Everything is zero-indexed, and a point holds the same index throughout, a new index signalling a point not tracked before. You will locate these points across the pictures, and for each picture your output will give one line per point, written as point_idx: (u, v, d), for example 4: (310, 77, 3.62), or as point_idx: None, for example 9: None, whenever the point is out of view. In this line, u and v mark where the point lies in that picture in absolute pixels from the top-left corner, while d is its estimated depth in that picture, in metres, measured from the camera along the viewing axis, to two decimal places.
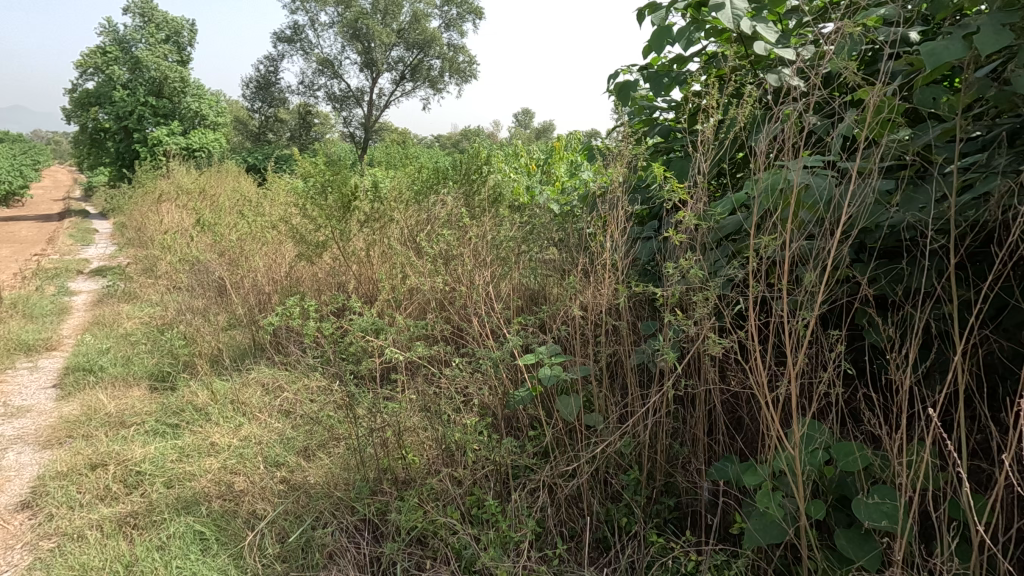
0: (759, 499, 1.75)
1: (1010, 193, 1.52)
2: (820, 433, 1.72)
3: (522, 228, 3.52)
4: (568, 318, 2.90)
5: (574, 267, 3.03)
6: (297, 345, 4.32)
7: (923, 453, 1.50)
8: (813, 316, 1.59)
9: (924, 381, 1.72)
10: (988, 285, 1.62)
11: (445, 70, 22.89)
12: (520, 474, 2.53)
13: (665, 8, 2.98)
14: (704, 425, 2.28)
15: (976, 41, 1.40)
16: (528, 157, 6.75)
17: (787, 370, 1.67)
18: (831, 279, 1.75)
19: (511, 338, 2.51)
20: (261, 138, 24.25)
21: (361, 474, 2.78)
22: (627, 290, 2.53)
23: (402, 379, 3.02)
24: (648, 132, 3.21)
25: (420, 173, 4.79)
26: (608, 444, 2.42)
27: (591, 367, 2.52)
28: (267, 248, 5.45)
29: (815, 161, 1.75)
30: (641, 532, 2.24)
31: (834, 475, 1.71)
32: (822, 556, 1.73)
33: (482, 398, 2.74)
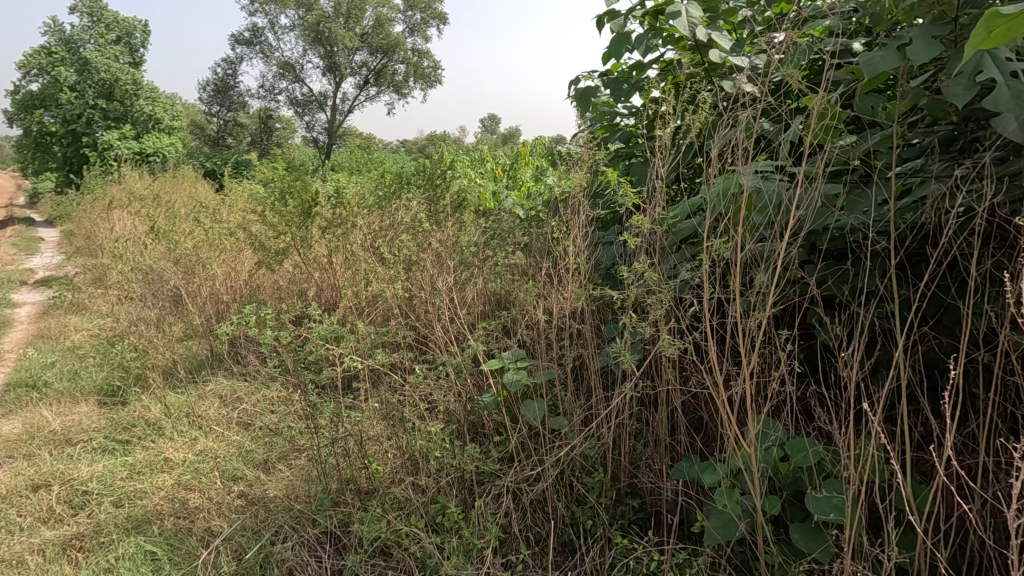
0: (718, 497, 1.79)
1: (945, 196, 1.59)
2: (775, 431, 1.77)
3: (486, 233, 3.53)
4: (532, 322, 2.92)
5: (538, 272, 3.05)
6: (256, 354, 4.20)
7: (871, 447, 1.56)
8: (766, 316, 1.64)
9: (871, 378, 1.79)
10: (925, 284, 1.70)
11: (410, 75, 22.80)
12: (486, 480, 2.52)
13: (624, 16, 3.07)
14: (666, 425, 2.32)
15: (910, 52, 1.47)
16: (492, 163, 6.76)
17: (743, 369, 1.72)
18: (783, 280, 1.81)
19: (473, 345, 2.57)
20: (220, 143, 23.60)
21: (322, 486, 2.72)
22: (590, 293, 2.56)
23: (365, 388, 2.98)
24: (608, 138, 3.26)
25: (383, 177, 4.75)
26: (573, 446, 2.44)
27: (556, 370, 2.55)
28: (225, 256, 5.30)
29: (765, 166, 1.81)
30: (606, 534, 2.26)
31: (788, 472, 1.76)
32: (779, 551, 1.77)
33: (447, 405, 2.72)
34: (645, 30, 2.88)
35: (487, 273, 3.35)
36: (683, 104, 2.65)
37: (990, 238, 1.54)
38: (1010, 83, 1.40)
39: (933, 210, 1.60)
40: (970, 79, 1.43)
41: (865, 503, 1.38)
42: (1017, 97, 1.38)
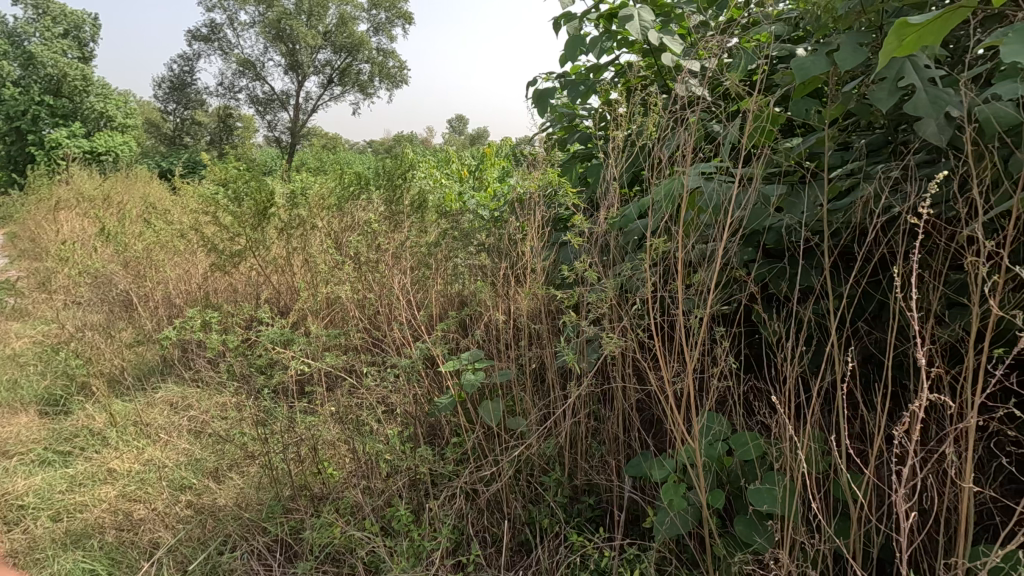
0: (665, 492, 1.82)
1: (875, 197, 1.66)
2: (719, 426, 1.81)
3: (446, 234, 3.52)
4: (490, 322, 2.92)
5: (496, 272, 3.06)
6: (209, 359, 4.08)
7: (807, 439, 1.61)
8: (707, 313, 1.68)
9: (810, 372, 1.84)
10: (857, 282, 1.77)
11: (375, 74, 22.55)
12: (442, 482, 2.51)
13: (579, 18, 3.14)
14: (620, 423, 2.35)
15: (837, 58, 1.53)
16: (457, 165, 6.73)
17: (687, 366, 1.76)
18: (726, 278, 1.85)
19: (421, 345, 2.55)
20: (176, 142, 22.85)
21: (273, 493, 2.66)
22: (546, 292, 2.58)
23: (320, 392, 2.93)
24: (567, 139, 3.29)
25: (343, 177, 4.69)
26: (528, 445, 2.45)
27: (512, 370, 2.55)
28: (178, 258, 5.14)
29: (707, 167, 1.86)
30: (561, 532, 2.28)
31: (732, 466, 1.80)
32: (724, 543, 1.81)
33: (404, 407, 2.70)
34: (599, 33, 2.94)
35: (446, 274, 3.34)
36: (637, 106, 2.70)
37: (915, 238, 1.61)
38: (928, 88, 1.46)
39: (862, 211, 1.66)
40: (892, 85, 1.49)
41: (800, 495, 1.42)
42: (934, 102, 1.45)
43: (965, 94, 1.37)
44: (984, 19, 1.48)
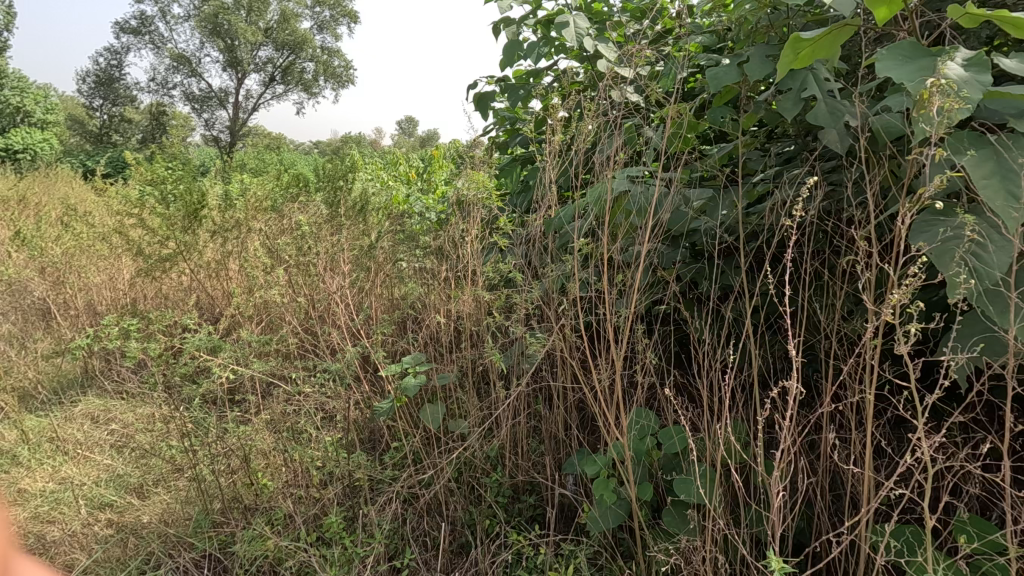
0: (597, 486, 1.87)
1: (785, 201, 1.76)
2: (647, 421, 1.88)
3: (387, 237, 3.49)
4: (431, 324, 2.92)
5: (437, 274, 3.06)
6: (135, 369, 3.87)
7: (725, 429, 1.69)
8: (631, 311, 1.75)
9: (733, 367, 1.94)
10: (772, 281, 1.87)
11: (320, 74, 22.01)
12: (381, 487, 2.48)
13: (518, 23, 3.21)
14: (559, 421, 2.40)
15: (746, 70, 1.63)
16: (404, 168, 6.68)
17: (615, 364, 1.82)
18: (652, 278, 1.93)
19: (351, 351, 2.48)
20: (103, 140, 21.55)
21: (202, 506, 2.56)
22: (486, 294, 2.61)
23: (255, 400, 2.84)
24: (509, 142, 3.33)
25: (281, 177, 4.57)
26: (468, 447, 2.46)
27: (453, 372, 2.56)
28: (102, 263, 4.85)
29: (633, 171, 1.94)
30: (501, 532, 2.30)
31: (660, 459, 1.87)
32: (654, 535, 1.88)
33: (343, 412, 2.66)
34: (537, 39, 3.00)
35: (388, 277, 3.31)
36: (574, 110, 2.76)
37: (822, 240, 1.72)
38: (829, 100, 1.56)
39: (774, 214, 1.76)
40: (796, 96, 1.59)
41: (716, 485, 1.48)
42: (833, 113, 1.55)
43: (858, 106, 1.47)
44: (877, 38, 1.60)
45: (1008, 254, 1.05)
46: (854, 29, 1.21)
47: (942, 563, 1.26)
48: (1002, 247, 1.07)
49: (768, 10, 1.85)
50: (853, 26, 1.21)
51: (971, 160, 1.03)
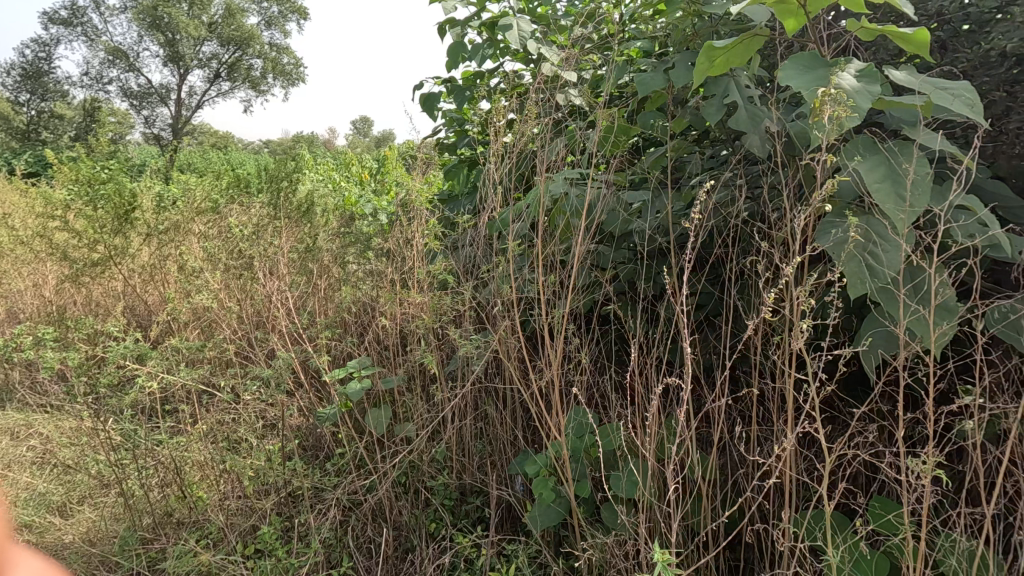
0: (536, 485, 1.90)
1: (713, 203, 1.83)
2: (586, 420, 1.92)
3: (331, 240, 3.43)
4: (377, 328, 2.89)
5: (382, 276, 3.03)
6: (59, 381, 3.65)
7: (657, 425, 1.74)
8: (566, 311, 1.78)
9: (668, 364, 1.99)
10: (704, 279, 1.93)
11: (269, 71, 21.38)
12: (322, 494, 2.44)
13: (463, 25, 3.22)
14: (505, 422, 2.41)
15: (672, 76, 1.69)
16: (355, 169, 6.57)
17: (552, 364, 1.85)
18: (589, 279, 1.97)
19: (289, 357, 2.42)
20: (31, 137, 20.24)
21: (131, 523, 2.44)
22: (430, 296, 2.60)
23: (189, 410, 2.73)
24: (456, 143, 3.34)
25: (220, 179, 4.42)
26: (413, 451, 2.44)
27: (396, 376, 2.54)
28: (23, 269, 4.56)
29: (569, 174, 1.97)
30: (445, 535, 2.29)
31: (598, 457, 1.91)
32: (593, 532, 1.91)
33: (285, 418, 2.61)
34: (482, 42, 3.02)
35: (333, 280, 3.25)
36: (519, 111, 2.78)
37: (749, 240, 1.78)
38: (749, 106, 1.63)
39: (702, 215, 1.82)
40: (719, 102, 1.66)
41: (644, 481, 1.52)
42: (753, 119, 1.62)
43: (774, 113, 1.54)
44: (793, 47, 1.68)
45: (896, 254, 1.13)
46: (763, 39, 1.29)
47: (846, 545, 1.33)
48: (890, 248, 1.15)
49: (695, 17, 1.92)
50: (761, 36, 1.29)
51: (862, 165, 1.10)
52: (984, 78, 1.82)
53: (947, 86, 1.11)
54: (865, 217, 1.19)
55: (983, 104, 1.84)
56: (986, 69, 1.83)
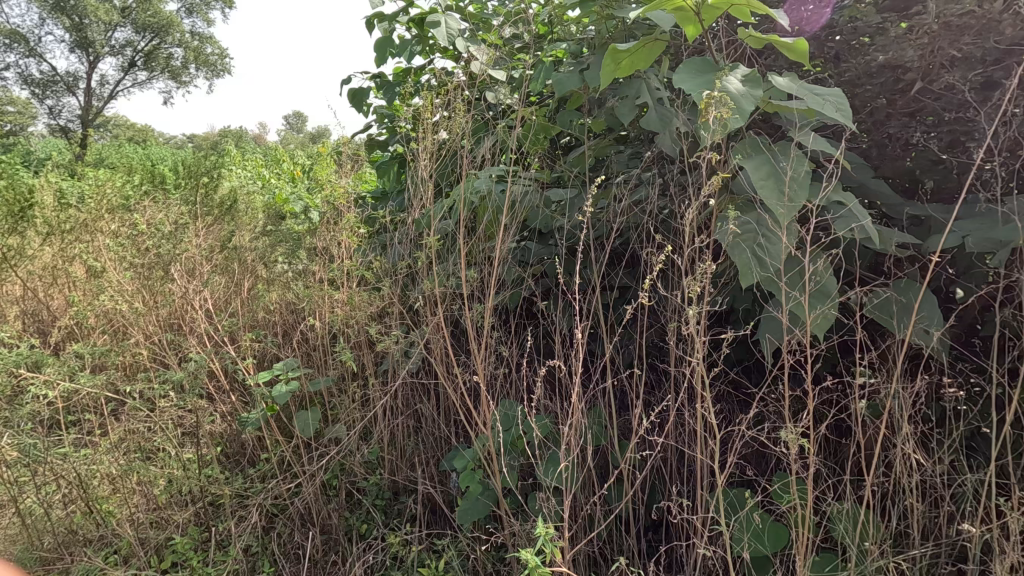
0: (463, 478, 1.94)
1: (630, 202, 1.91)
2: (513, 413, 1.95)
3: (257, 237, 3.31)
4: (305, 328, 2.81)
5: (310, 276, 2.95)
6: None
7: (580, 415, 1.80)
8: (489, 306, 1.81)
9: (591, 357, 2.06)
10: (623, 273, 2.01)
11: (191, 61, 20.21)
12: (246, 501, 2.35)
13: (392, 19, 3.19)
14: (437, 419, 2.41)
15: (586, 76, 1.81)
16: (288, 165, 6.34)
17: (477, 359, 1.87)
18: (513, 274, 2.01)
19: (206, 360, 2.32)
20: None
21: (30, 543, 2.27)
22: (358, 295, 2.56)
23: (97, 419, 2.56)
24: (388, 140, 3.30)
25: (133, 174, 4.16)
26: (342, 452, 2.41)
27: (326, 378, 2.48)
28: None
29: (493, 171, 2.00)
30: (375, 536, 2.26)
31: (525, 449, 1.95)
32: (520, 522, 1.96)
33: (205, 425, 2.49)
34: (411, 38, 3.00)
35: (258, 281, 3.14)
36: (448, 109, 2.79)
37: (662, 234, 1.88)
38: (658, 108, 1.71)
39: (620, 212, 1.90)
40: (632, 102, 1.73)
41: (554, 467, 1.58)
42: (662, 119, 1.70)
43: (681, 115, 1.63)
44: (698, 52, 1.77)
45: (775, 245, 1.24)
46: (663, 44, 1.41)
47: (744, 516, 1.44)
48: (770, 240, 1.25)
49: (610, 20, 1.99)
50: (662, 42, 1.40)
51: (749, 165, 1.20)
52: (867, 87, 2.00)
53: (821, 93, 1.25)
54: (755, 213, 1.30)
55: (867, 110, 2.02)
56: (869, 79, 2.01)
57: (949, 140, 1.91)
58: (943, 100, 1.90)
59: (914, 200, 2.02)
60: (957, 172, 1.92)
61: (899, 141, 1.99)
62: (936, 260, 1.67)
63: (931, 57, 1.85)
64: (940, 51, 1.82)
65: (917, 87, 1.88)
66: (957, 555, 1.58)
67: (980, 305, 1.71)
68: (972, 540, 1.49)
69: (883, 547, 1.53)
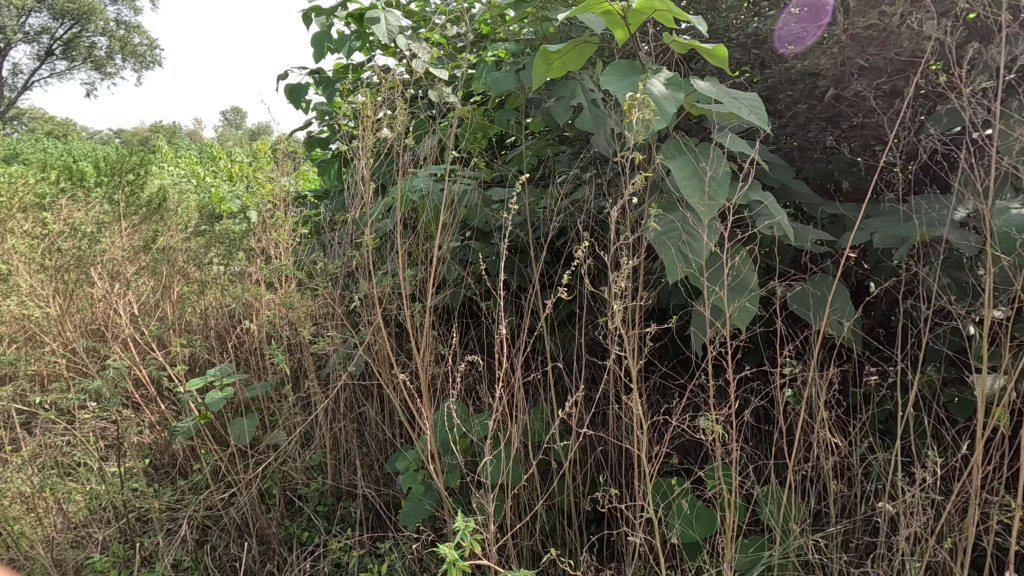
0: (405, 480, 1.93)
1: (569, 201, 1.94)
2: (456, 413, 1.94)
3: (189, 238, 3.16)
4: (241, 332, 2.70)
5: (245, 278, 2.84)
6: None
7: (520, 411, 1.82)
8: (429, 305, 1.80)
9: (532, 355, 2.08)
10: (562, 272, 2.04)
11: (117, 51, 19.01)
12: (175, 514, 2.24)
13: (330, 14, 3.11)
14: (380, 421, 2.38)
15: (522, 75, 1.85)
16: (225, 162, 6.08)
17: (417, 358, 1.85)
18: (453, 273, 2.01)
19: (128, 366, 2.19)
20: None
21: None
22: (297, 297, 2.49)
23: (6, 434, 2.38)
24: (329, 138, 3.21)
25: (49, 170, 3.88)
26: (280, 457, 2.34)
27: (268, 383, 2.38)
28: None
29: (432, 169, 1.98)
30: (316, 542, 2.21)
31: (468, 447, 1.95)
32: (463, 521, 1.96)
33: (131, 435, 2.36)
34: (351, 34, 2.94)
35: (190, 283, 3.00)
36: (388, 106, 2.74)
37: (599, 233, 1.92)
38: (592, 108, 1.75)
39: (558, 210, 1.93)
40: (567, 103, 1.77)
41: (483, 464, 1.60)
42: (596, 120, 1.74)
43: (614, 115, 1.67)
44: (628, 55, 1.83)
45: (697, 243, 1.31)
46: (593, 46, 1.47)
47: (676, 502, 1.51)
48: (693, 237, 1.32)
49: (546, 21, 2.02)
50: (591, 44, 1.47)
51: (673, 165, 1.27)
52: (788, 93, 2.12)
53: (738, 98, 1.34)
54: (680, 211, 1.37)
55: (789, 115, 2.13)
56: (790, 85, 2.13)
57: (860, 144, 2.04)
58: (856, 106, 2.03)
59: (831, 200, 2.15)
60: (868, 173, 2.05)
61: (818, 144, 2.12)
62: (849, 256, 1.79)
63: (843, 66, 1.97)
64: (850, 61, 1.92)
65: (830, 93, 2.00)
66: (870, 530, 1.70)
67: (888, 297, 1.84)
68: (881, 515, 1.60)
69: (804, 526, 1.61)
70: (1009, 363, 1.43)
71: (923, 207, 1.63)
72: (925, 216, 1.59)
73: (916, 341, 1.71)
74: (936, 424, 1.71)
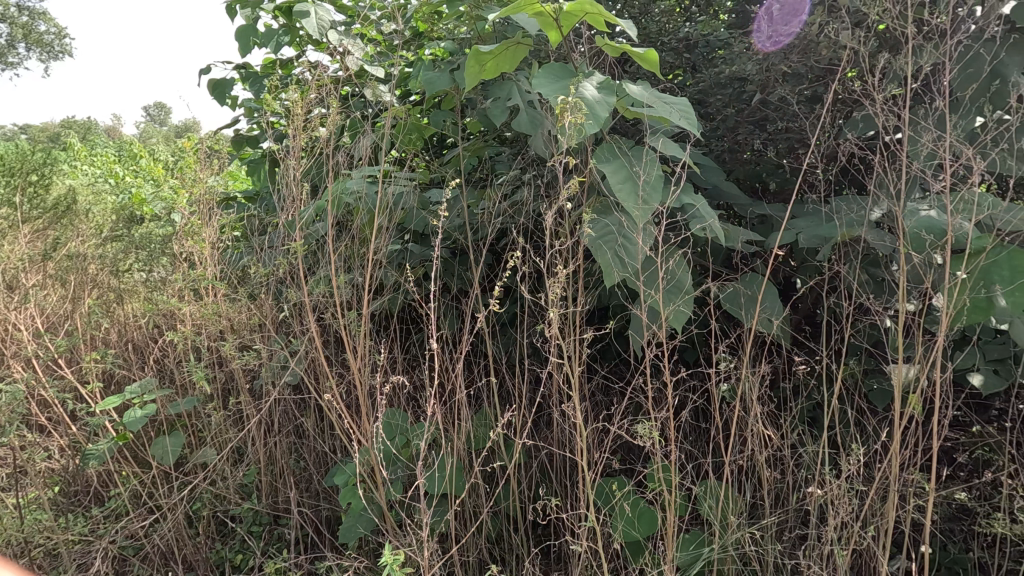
0: (344, 495, 1.84)
1: (507, 203, 1.91)
2: (396, 424, 1.88)
3: (102, 244, 2.93)
4: (163, 344, 2.52)
5: (166, 285, 2.65)
6: None
7: (461, 419, 1.78)
8: (364, 314, 1.72)
9: (473, 360, 2.04)
10: (502, 275, 2.01)
11: (20, 40, 17.44)
12: (89, 546, 2.06)
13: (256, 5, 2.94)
14: (317, 433, 2.27)
15: (457, 74, 1.80)
16: (146, 162, 5.68)
17: (353, 368, 1.77)
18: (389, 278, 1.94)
19: (29, 386, 1.99)
20: None
21: None
22: (224, 305, 2.34)
23: None
24: (257, 136, 3.04)
25: None
26: (209, 478, 2.19)
27: (198, 398, 2.22)
28: None
29: (365, 170, 1.91)
30: (250, 565, 2.09)
31: (410, 458, 1.89)
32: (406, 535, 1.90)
33: (36, 462, 2.15)
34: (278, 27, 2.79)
35: (104, 293, 2.77)
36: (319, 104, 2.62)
37: (539, 236, 1.91)
38: (529, 110, 1.72)
39: (497, 213, 1.90)
40: (504, 104, 1.73)
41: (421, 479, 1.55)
42: (533, 121, 1.71)
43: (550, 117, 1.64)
44: (563, 56, 1.81)
45: (631, 246, 1.32)
46: (527, 47, 1.45)
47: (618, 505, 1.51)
48: (628, 240, 1.34)
49: (481, 19, 1.97)
50: (524, 45, 1.45)
51: (608, 168, 1.27)
52: (718, 96, 2.17)
53: (670, 103, 1.36)
54: (614, 214, 1.37)
55: (719, 118, 2.19)
56: (719, 89, 2.18)
57: (785, 147, 2.13)
58: (780, 111, 2.11)
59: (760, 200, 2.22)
60: (793, 175, 2.14)
61: (747, 146, 2.18)
62: (777, 256, 1.86)
63: (768, 72, 2.04)
64: (774, 66, 2.02)
65: (757, 98, 2.07)
66: (801, 518, 1.77)
67: (812, 294, 1.92)
68: (811, 504, 1.67)
69: (741, 519, 1.66)
70: (921, 354, 1.53)
71: (842, 208, 1.72)
72: (845, 216, 1.67)
73: (839, 335, 1.80)
74: (858, 414, 1.80)
